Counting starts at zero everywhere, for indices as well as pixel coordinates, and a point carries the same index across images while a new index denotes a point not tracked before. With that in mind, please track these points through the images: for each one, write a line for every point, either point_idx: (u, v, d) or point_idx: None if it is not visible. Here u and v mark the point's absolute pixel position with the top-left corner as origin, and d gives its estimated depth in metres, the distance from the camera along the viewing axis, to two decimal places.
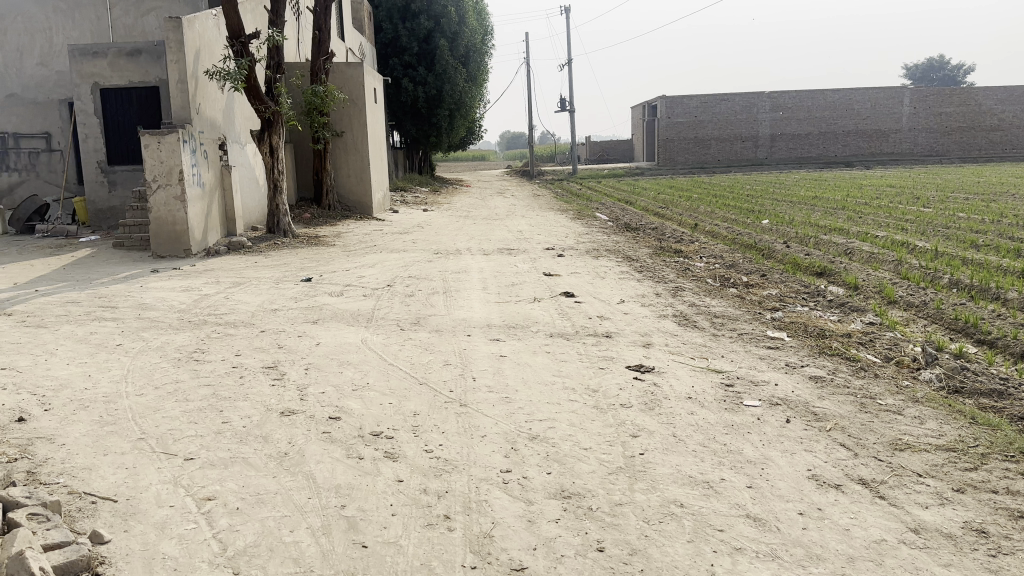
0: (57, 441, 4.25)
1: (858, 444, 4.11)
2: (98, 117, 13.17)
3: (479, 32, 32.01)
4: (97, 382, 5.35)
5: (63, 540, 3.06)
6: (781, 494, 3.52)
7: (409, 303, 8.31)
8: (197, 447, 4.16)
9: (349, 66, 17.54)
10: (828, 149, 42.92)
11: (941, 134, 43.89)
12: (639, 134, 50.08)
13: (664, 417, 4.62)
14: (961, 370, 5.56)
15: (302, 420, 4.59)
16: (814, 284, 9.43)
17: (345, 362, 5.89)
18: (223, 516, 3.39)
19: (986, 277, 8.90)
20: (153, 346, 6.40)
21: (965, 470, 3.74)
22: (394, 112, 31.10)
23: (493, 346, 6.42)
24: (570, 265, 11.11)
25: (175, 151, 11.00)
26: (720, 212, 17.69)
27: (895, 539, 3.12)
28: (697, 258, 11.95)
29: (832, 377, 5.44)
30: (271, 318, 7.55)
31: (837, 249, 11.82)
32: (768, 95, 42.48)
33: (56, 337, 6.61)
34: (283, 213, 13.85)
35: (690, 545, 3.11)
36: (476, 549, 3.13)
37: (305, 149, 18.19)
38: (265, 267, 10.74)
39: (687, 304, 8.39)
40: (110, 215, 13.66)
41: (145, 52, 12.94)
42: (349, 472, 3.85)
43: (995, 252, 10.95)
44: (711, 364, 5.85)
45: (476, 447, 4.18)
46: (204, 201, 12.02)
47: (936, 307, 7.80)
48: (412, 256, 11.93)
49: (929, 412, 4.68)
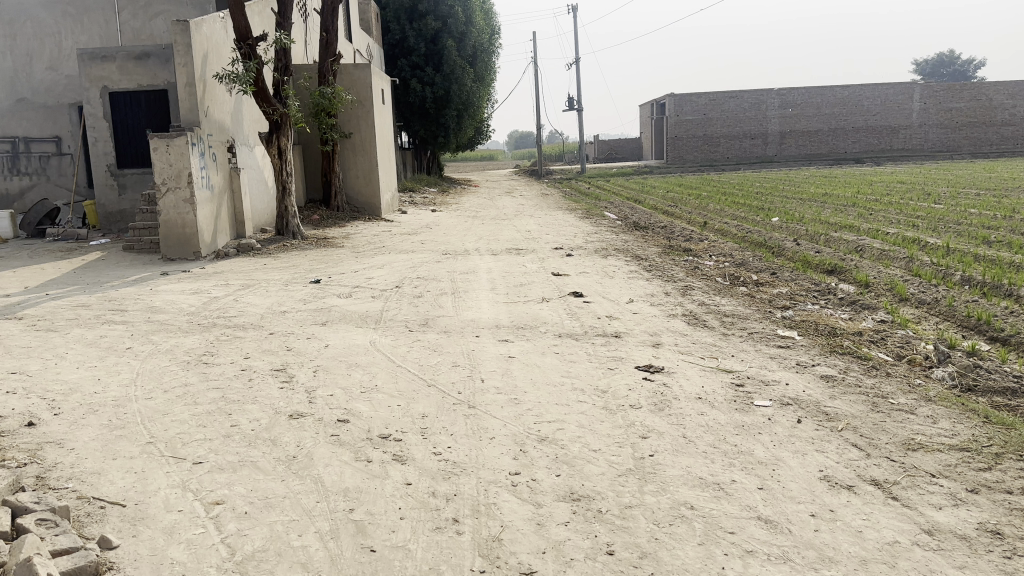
0: (67, 445, 4.26)
1: (870, 444, 4.07)
2: (107, 121, 13.23)
3: (485, 32, 32.06)
4: (107, 386, 5.37)
5: (72, 545, 3.07)
6: (792, 496, 3.48)
7: (418, 304, 8.29)
8: (206, 451, 4.17)
9: (357, 67, 17.57)
10: (837, 146, 42.65)
11: (952, 129, 43.48)
12: (647, 133, 49.98)
13: (674, 417, 4.60)
14: (974, 369, 5.50)
15: (311, 424, 4.59)
16: (824, 282, 9.37)
17: (354, 364, 5.90)
18: (231, 520, 3.39)
19: (998, 274, 8.82)
20: (163, 349, 6.42)
21: (979, 470, 3.68)
22: (402, 113, 31.10)
23: (502, 347, 6.41)
24: (578, 264, 11.10)
25: (184, 155, 11.05)
26: (730, 209, 17.65)
27: (908, 541, 3.08)
28: (706, 256, 11.89)
29: (843, 377, 5.39)
30: (280, 320, 7.58)
31: (848, 246, 11.74)
32: (777, 91, 42.34)
33: (66, 341, 6.63)
34: (292, 215, 13.88)
35: (701, 548, 3.08)
36: (485, 553, 3.11)
37: (313, 150, 18.24)
38: (274, 270, 10.77)
39: (696, 303, 8.36)
40: (121, 219, 13.85)
41: (154, 55, 13.00)
42: (357, 475, 3.84)
43: (1008, 248, 10.84)
44: (721, 364, 5.81)
45: (484, 449, 4.17)
46: (213, 203, 12.06)
47: (948, 305, 7.73)
48: (420, 257, 11.94)
49: (942, 411, 4.61)
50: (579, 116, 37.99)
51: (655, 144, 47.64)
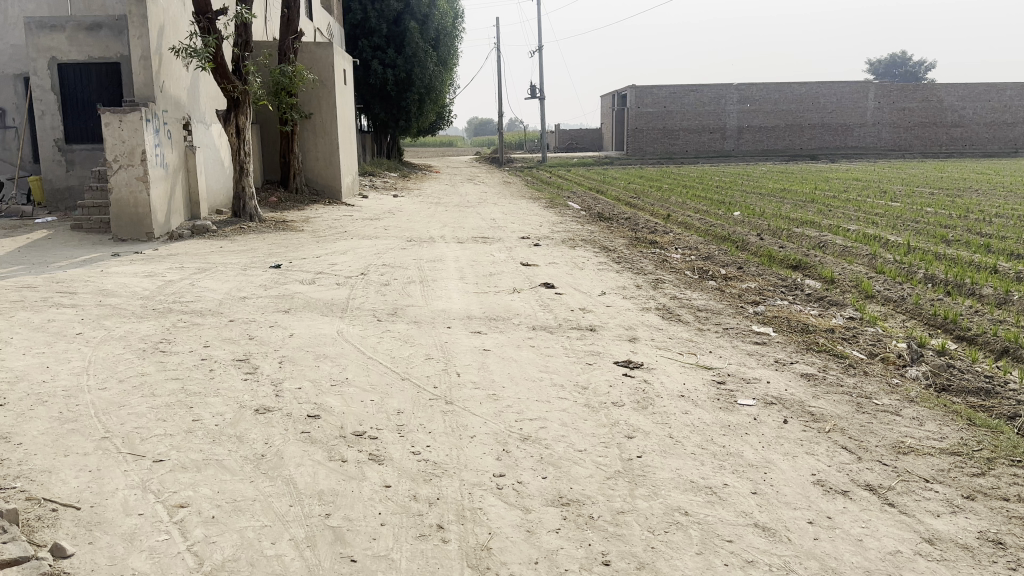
0: (13, 440, 3.93)
1: (861, 446, 4.02)
2: (55, 93, 12.57)
3: (449, 16, 31.61)
4: (56, 375, 5.02)
5: (22, 555, 2.79)
6: (788, 501, 3.39)
7: (385, 293, 8.02)
8: (167, 448, 3.89)
9: (320, 46, 17.02)
10: (795, 142, 43.34)
11: (904, 129, 44.53)
12: (607, 123, 50.05)
13: (658, 417, 4.47)
14: (948, 369, 5.51)
15: (279, 419, 4.34)
16: (790, 278, 9.42)
17: (323, 355, 5.63)
18: (198, 525, 3.14)
19: (961, 272, 8.93)
20: (117, 335, 6.07)
21: (973, 476, 3.65)
22: (362, 95, 30.40)
23: (475, 339, 6.21)
24: (547, 254, 10.96)
25: (138, 131, 10.53)
26: (692, 202, 17.71)
27: (910, 551, 3.01)
28: (672, 248, 11.90)
29: (823, 376, 5.35)
30: (239, 306, 7.23)
31: (811, 242, 11.83)
32: (737, 86, 42.74)
33: (11, 325, 6.22)
34: (249, 197, 13.40)
35: (700, 558, 2.96)
36: (473, 563, 2.94)
37: (271, 130, 17.67)
38: (231, 253, 10.36)
39: (668, 297, 8.29)
40: (68, 196, 13.21)
41: (106, 26, 12.34)
42: (332, 476, 3.62)
43: (966, 247, 11.05)
44: (699, 360, 5.73)
45: (465, 448, 3.98)
46: (167, 182, 11.55)
47: (914, 303, 7.78)
48: (384, 243, 11.64)
49: (927, 412, 4.60)
50: (541, 104, 37.86)
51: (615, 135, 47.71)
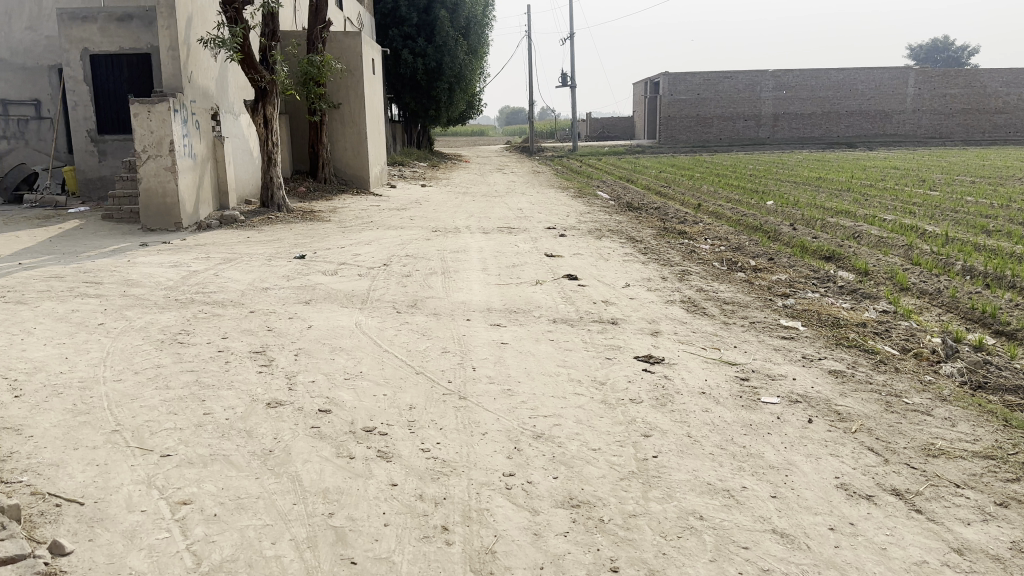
0: (25, 433, 3.93)
1: (887, 448, 3.82)
2: (87, 85, 12.73)
3: (480, 4, 31.43)
4: (74, 366, 5.04)
5: (19, 553, 2.75)
6: (809, 506, 3.23)
7: (406, 284, 7.95)
8: (175, 442, 3.85)
9: (348, 35, 16.97)
10: (830, 129, 42.41)
11: (945, 116, 43.18)
12: (640, 112, 49.44)
13: (677, 415, 4.32)
14: (985, 365, 5.26)
15: (290, 413, 4.28)
16: (823, 269, 9.14)
17: (339, 348, 5.59)
18: (199, 523, 3.09)
19: (1000, 264, 8.57)
20: (138, 326, 6.09)
21: (1007, 481, 3.45)
22: (393, 85, 30.37)
23: (494, 332, 6.10)
24: (572, 245, 10.80)
25: (165, 121, 10.59)
26: (723, 191, 17.37)
27: (937, 561, 2.84)
28: (702, 239, 11.65)
29: (852, 372, 5.14)
30: (261, 298, 7.21)
31: (845, 232, 11.50)
32: (771, 73, 41.92)
33: (35, 315, 6.26)
34: (277, 187, 13.43)
35: (713, 566, 2.83)
36: (476, 568, 2.84)
37: (300, 120, 17.70)
38: (256, 243, 10.39)
39: (695, 289, 8.10)
40: (100, 186, 13.42)
41: (137, 18, 12.44)
42: (338, 474, 3.55)
43: (1008, 238, 10.63)
44: (723, 355, 5.56)
45: (476, 447, 3.88)
46: (195, 172, 11.62)
47: (951, 296, 7.46)
48: (408, 234, 11.58)
49: (960, 412, 4.38)
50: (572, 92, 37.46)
51: (647, 123, 47.14)
